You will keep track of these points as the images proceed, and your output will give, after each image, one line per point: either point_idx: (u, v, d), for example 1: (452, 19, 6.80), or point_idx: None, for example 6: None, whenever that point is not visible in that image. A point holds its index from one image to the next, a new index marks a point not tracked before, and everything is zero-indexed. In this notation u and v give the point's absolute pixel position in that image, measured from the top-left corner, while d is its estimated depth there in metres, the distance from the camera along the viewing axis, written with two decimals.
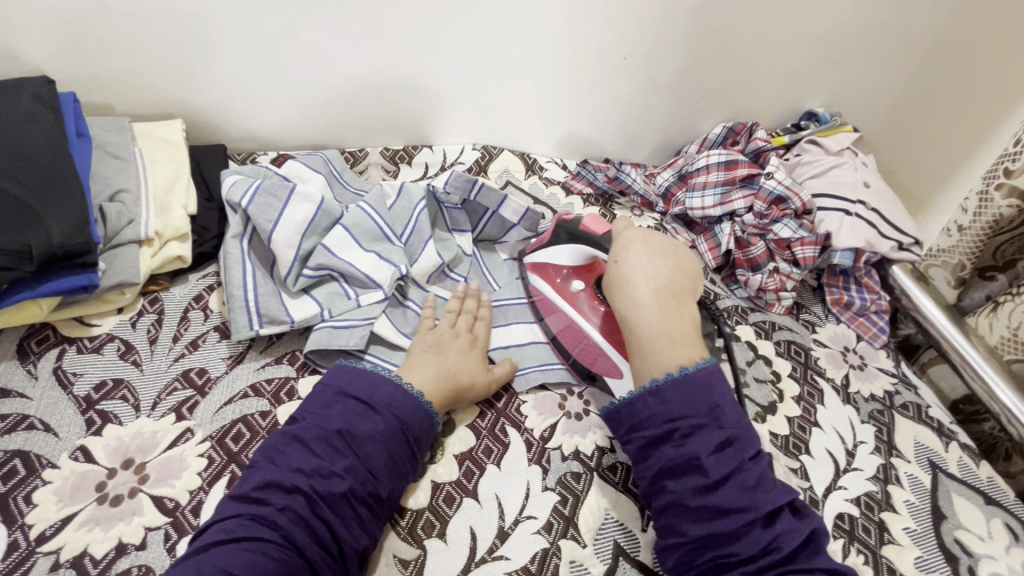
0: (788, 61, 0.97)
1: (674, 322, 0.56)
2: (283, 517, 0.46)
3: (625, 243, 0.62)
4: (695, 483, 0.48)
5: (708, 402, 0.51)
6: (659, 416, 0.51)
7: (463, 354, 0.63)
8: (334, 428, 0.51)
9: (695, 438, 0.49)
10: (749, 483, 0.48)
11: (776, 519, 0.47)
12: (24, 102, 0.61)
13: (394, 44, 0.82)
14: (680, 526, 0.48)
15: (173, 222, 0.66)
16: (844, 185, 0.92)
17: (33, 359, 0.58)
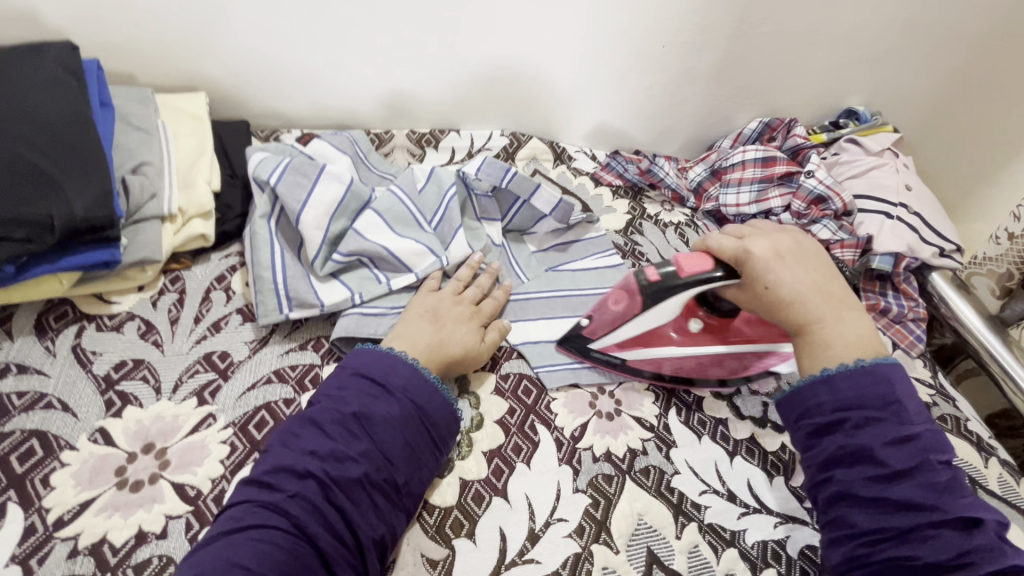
0: (832, 56, 0.93)
1: (857, 326, 0.53)
2: (294, 505, 0.43)
3: (761, 265, 0.56)
4: (838, 445, 0.47)
5: (887, 393, 0.48)
6: (829, 404, 0.49)
7: (457, 324, 0.60)
8: (350, 411, 0.48)
9: (869, 430, 0.47)
10: (937, 483, 0.44)
11: (933, 491, 0.44)
12: (46, 67, 0.58)
13: (427, 22, 0.78)
14: (850, 518, 0.46)
15: (196, 198, 0.64)
16: (884, 187, 0.89)
17: (51, 336, 0.56)
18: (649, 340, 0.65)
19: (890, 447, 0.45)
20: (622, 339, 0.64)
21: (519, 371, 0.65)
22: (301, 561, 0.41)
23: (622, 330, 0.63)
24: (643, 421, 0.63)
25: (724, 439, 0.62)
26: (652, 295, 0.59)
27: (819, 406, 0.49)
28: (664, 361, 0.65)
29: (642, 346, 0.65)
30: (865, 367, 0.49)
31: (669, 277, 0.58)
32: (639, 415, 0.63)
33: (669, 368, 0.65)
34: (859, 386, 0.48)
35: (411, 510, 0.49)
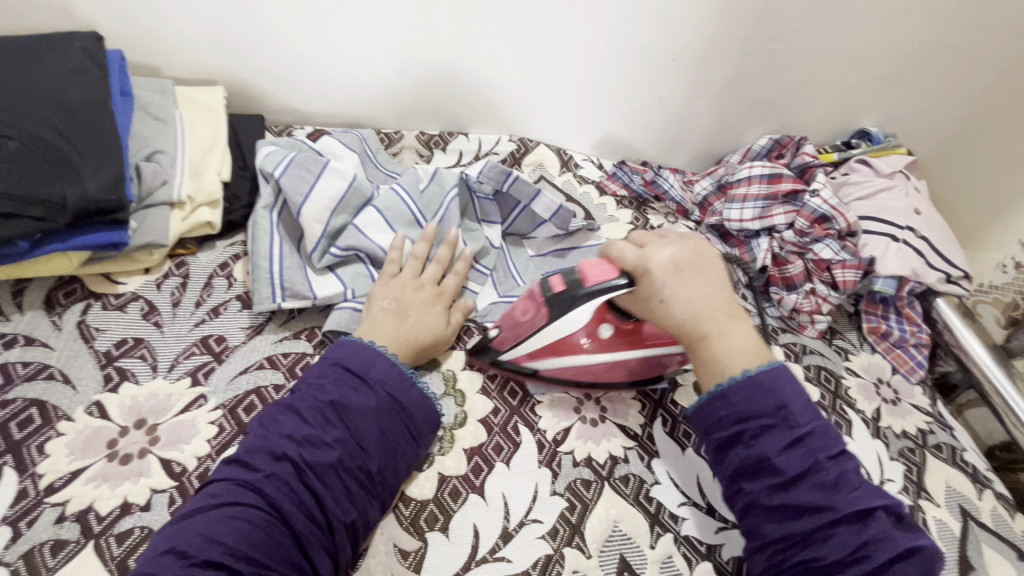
0: (846, 75, 0.92)
1: (739, 339, 0.53)
2: (269, 485, 0.45)
3: (658, 280, 0.54)
4: (738, 458, 0.49)
5: (775, 401, 0.49)
6: (727, 419, 0.50)
7: (420, 309, 0.61)
8: (327, 399, 0.50)
9: (765, 438, 0.48)
10: (828, 481, 0.46)
11: (827, 488, 0.46)
12: (72, 55, 0.61)
13: (440, 27, 0.80)
14: (761, 528, 0.48)
15: (205, 187, 0.66)
16: (893, 209, 0.87)
17: (59, 311, 0.58)
18: (554, 350, 0.61)
19: (783, 454, 0.47)
20: (532, 348, 0.61)
21: (507, 372, 0.65)
22: (275, 539, 0.42)
23: (528, 342, 0.60)
24: (627, 429, 0.63)
25: None
26: (553, 300, 0.58)
27: (718, 419, 0.51)
28: (567, 370, 0.62)
29: (551, 356, 0.61)
30: (752, 377, 0.50)
31: (571, 287, 0.57)
32: (623, 422, 0.63)
33: (571, 377, 0.62)
34: (751, 397, 0.50)
35: (385, 499, 0.51)
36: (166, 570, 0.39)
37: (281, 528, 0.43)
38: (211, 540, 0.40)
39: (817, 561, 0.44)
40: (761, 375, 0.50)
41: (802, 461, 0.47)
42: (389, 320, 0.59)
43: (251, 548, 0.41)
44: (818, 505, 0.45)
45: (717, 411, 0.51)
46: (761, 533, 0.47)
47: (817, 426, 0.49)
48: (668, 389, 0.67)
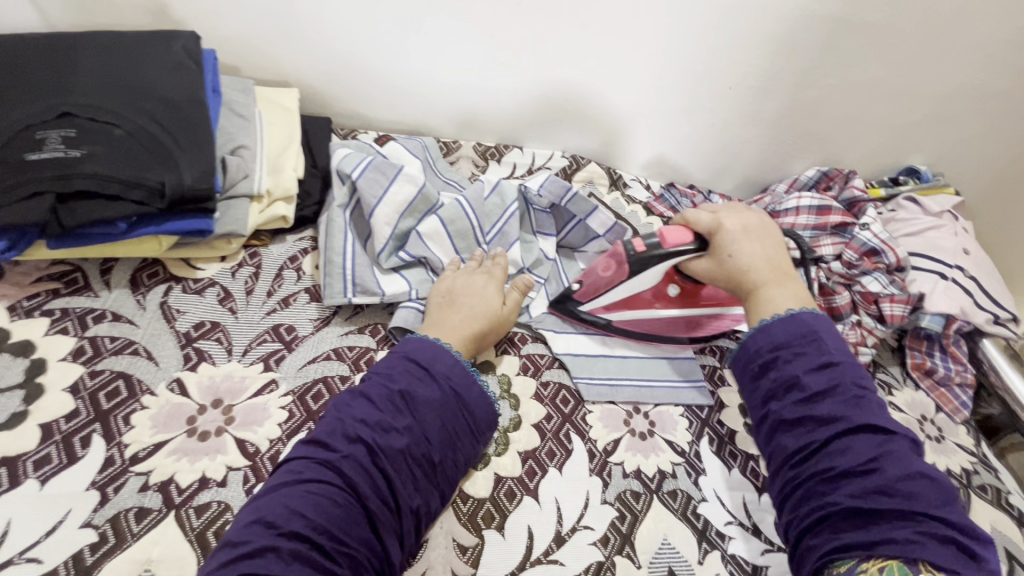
0: (898, 114, 0.94)
1: (793, 289, 0.60)
2: (346, 464, 0.47)
3: (728, 237, 0.64)
4: (771, 380, 0.53)
5: (808, 331, 0.54)
6: (765, 346, 0.55)
7: (478, 299, 0.63)
8: (396, 389, 0.52)
9: (796, 361, 0.53)
10: (849, 398, 0.50)
11: (847, 404, 0.49)
12: (173, 52, 0.65)
13: (507, 45, 0.84)
14: (782, 442, 0.51)
15: (282, 182, 0.69)
16: (941, 247, 0.88)
17: (143, 290, 0.61)
18: (627, 302, 0.72)
19: (811, 372, 0.51)
20: (610, 302, 0.71)
21: (559, 380, 0.67)
22: (353, 519, 0.44)
23: (610, 294, 0.70)
24: (675, 445, 0.64)
25: (755, 474, 0.63)
26: (636, 260, 0.67)
27: (754, 349, 0.55)
28: (640, 321, 0.73)
29: (625, 310, 0.72)
30: (792, 315, 0.56)
31: (653, 248, 0.67)
32: (671, 438, 0.64)
33: (643, 328, 0.73)
34: (791, 330, 0.55)
35: (445, 491, 0.52)
36: (256, 537, 0.42)
37: (357, 508, 0.45)
38: (292, 511, 0.43)
39: (829, 471, 0.47)
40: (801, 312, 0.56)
41: (828, 379, 0.50)
42: (447, 311, 0.62)
43: (331, 520, 0.43)
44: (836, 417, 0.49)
45: (758, 343, 0.56)
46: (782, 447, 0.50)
47: (846, 361, 0.53)
48: (715, 410, 0.68)
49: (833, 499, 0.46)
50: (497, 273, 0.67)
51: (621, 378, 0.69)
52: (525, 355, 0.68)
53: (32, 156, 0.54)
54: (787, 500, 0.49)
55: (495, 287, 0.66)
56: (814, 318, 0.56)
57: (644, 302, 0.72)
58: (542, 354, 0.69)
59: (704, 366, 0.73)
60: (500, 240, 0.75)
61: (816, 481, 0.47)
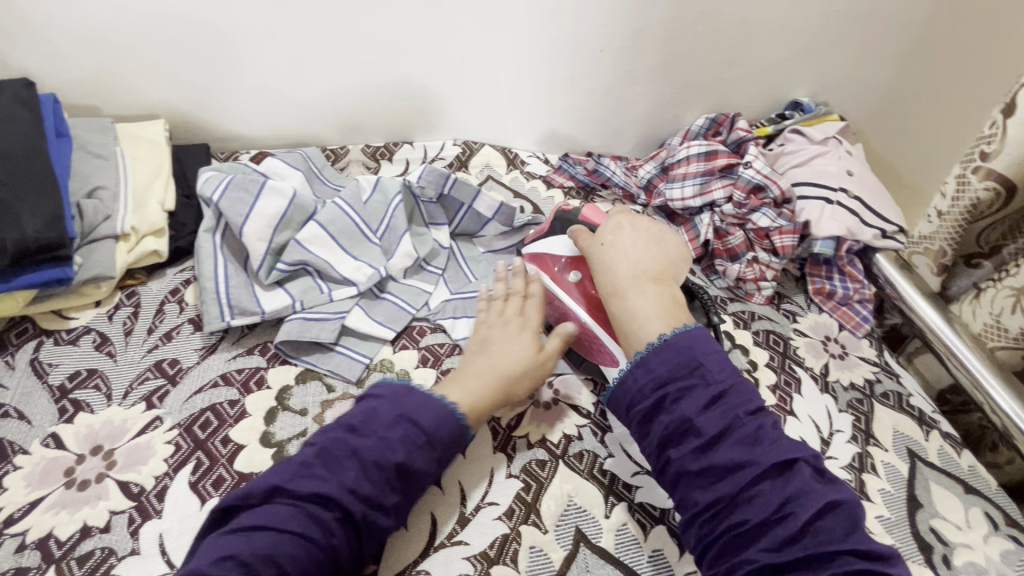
0: (770, 51, 0.96)
1: (647, 296, 0.60)
2: (337, 530, 0.45)
3: (611, 231, 0.67)
4: (663, 425, 0.52)
5: (689, 360, 0.53)
6: (648, 385, 0.53)
7: (518, 351, 0.60)
8: (394, 463, 0.48)
9: (685, 400, 0.52)
10: (748, 437, 0.50)
11: (748, 445, 0.49)
12: (5, 104, 0.63)
13: (369, 43, 0.83)
14: (693, 497, 0.49)
15: (148, 217, 0.68)
16: (826, 173, 0.91)
17: (12, 350, 0.60)
18: (536, 264, 0.72)
19: (703, 413, 0.51)
20: (534, 249, 0.73)
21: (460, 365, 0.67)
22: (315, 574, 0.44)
23: (539, 242, 0.73)
24: (579, 408, 0.65)
25: None
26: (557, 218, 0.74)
27: (640, 390, 0.54)
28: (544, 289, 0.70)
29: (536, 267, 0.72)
30: (665, 342, 0.55)
31: (569, 216, 0.73)
32: (575, 403, 0.65)
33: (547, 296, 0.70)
34: (671, 359, 0.54)
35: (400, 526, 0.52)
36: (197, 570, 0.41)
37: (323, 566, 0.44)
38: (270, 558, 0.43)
39: (744, 523, 0.47)
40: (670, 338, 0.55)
41: (721, 420, 0.50)
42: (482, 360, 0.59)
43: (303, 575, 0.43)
44: (741, 461, 0.49)
45: (637, 379, 0.54)
46: (692, 500, 0.49)
47: (733, 384, 0.53)
48: None
49: (750, 553, 0.46)
50: (530, 319, 0.63)
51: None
52: (424, 348, 0.68)
53: None
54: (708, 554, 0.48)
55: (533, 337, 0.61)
56: (689, 339, 0.55)
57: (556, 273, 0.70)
58: (442, 344, 0.69)
59: None
60: (388, 235, 0.74)
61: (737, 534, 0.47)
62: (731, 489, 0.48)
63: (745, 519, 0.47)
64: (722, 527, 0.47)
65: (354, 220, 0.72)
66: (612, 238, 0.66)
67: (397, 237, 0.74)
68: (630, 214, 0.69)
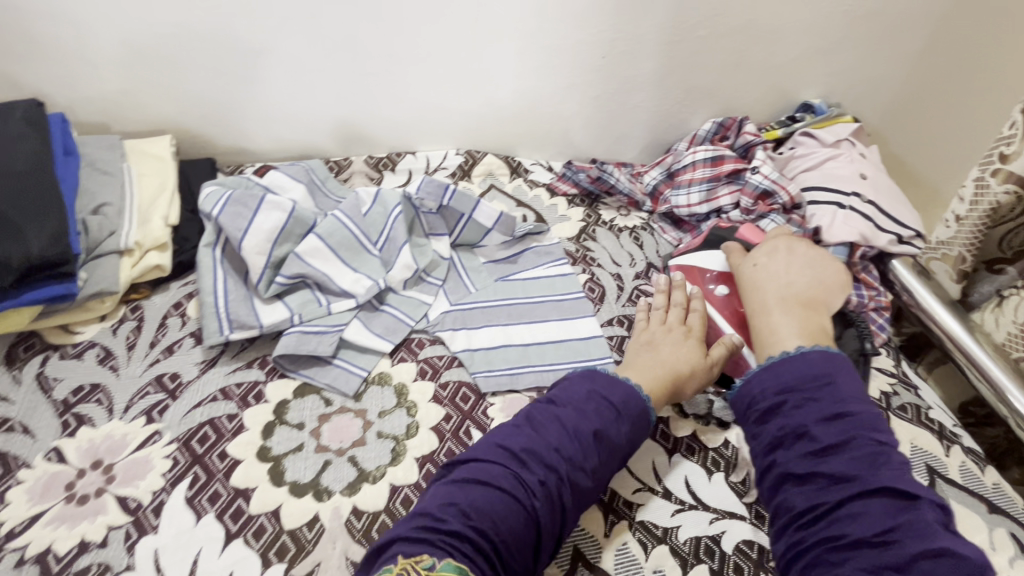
0: (778, 53, 0.94)
1: (794, 317, 0.59)
2: (542, 494, 0.47)
3: (755, 254, 0.68)
4: (773, 430, 0.50)
5: (820, 374, 0.51)
6: (770, 389, 0.51)
7: (681, 349, 0.62)
8: (589, 433, 0.51)
9: (804, 410, 0.49)
10: (863, 456, 0.45)
11: (864, 463, 0.45)
12: (13, 123, 0.65)
13: (369, 55, 0.83)
14: (790, 501, 0.46)
15: (152, 232, 0.69)
16: (838, 177, 0.88)
17: (19, 365, 0.61)
18: (685, 275, 0.74)
19: (820, 422, 0.48)
20: (683, 262, 0.76)
21: (458, 379, 0.66)
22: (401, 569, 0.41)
23: (692, 255, 0.76)
24: None
25: (664, 437, 0.63)
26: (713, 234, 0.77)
27: (759, 392, 0.52)
28: None
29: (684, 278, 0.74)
30: (802, 354, 0.53)
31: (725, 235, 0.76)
32: None
33: None
34: (810, 366, 0.52)
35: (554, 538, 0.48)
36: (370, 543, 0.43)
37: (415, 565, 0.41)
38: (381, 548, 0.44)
39: (840, 538, 0.42)
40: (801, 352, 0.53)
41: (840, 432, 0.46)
42: (665, 352, 0.62)
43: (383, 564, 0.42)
44: (846, 475, 0.45)
45: (762, 382, 0.52)
46: (790, 505, 0.46)
47: (862, 410, 0.49)
48: None
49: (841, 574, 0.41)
50: (695, 324, 0.66)
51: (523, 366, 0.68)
52: (422, 360, 0.68)
53: None
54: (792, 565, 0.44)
55: (696, 342, 0.64)
56: (826, 360, 0.52)
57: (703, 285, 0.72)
58: (440, 356, 0.68)
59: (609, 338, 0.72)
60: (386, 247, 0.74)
61: (825, 548, 0.43)
62: (835, 501, 0.44)
63: (843, 534, 0.43)
64: (812, 541, 0.44)
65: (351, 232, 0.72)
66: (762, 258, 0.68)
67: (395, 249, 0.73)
68: (793, 239, 0.69)
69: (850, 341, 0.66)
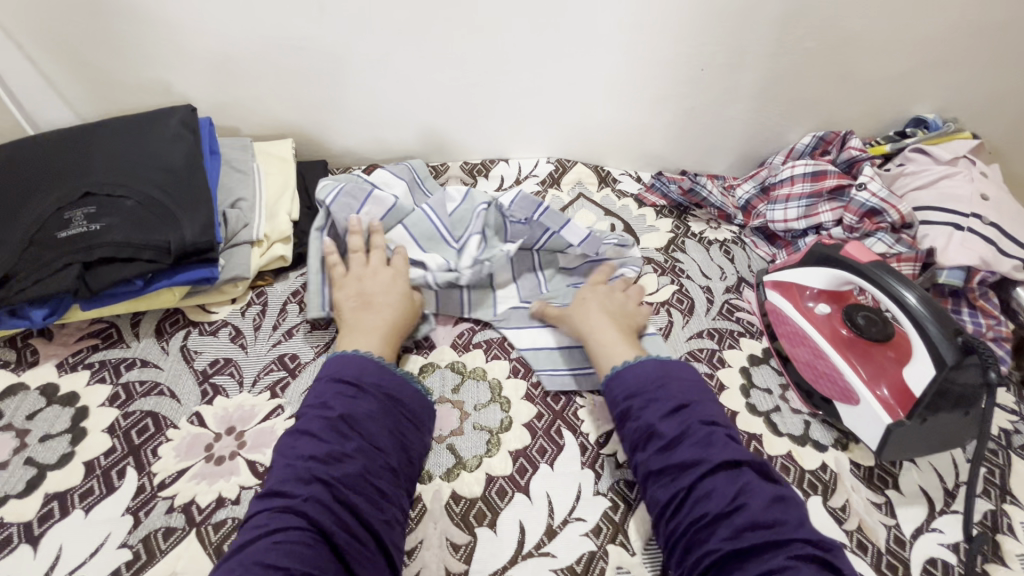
0: (890, 65, 0.90)
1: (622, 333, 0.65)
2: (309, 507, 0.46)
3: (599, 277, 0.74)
4: (631, 433, 0.54)
5: (657, 377, 0.56)
6: (620, 395, 0.57)
7: (389, 301, 0.66)
8: (335, 414, 0.52)
9: (649, 411, 0.54)
10: (702, 438, 0.51)
11: (702, 446, 0.51)
12: (173, 126, 0.74)
13: (472, 68, 0.87)
14: (656, 495, 0.51)
15: (278, 226, 0.76)
16: (955, 197, 0.83)
17: (167, 337, 0.68)
18: (781, 292, 0.74)
19: (664, 419, 0.53)
20: (779, 278, 0.75)
21: (549, 379, 0.68)
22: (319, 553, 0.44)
23: (788, 270, 0.74)
24: None
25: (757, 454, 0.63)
26: (812, 249, 0.71)
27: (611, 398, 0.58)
28: (782, 319, 0.72)
29: (781, 295, 0.74)
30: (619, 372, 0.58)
31: (831, 248, 0.68)
32: None
33: (784, 325, 0.72)
34: (639, 379, 0.57)
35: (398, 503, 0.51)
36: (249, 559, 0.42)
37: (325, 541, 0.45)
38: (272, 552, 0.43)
39: (704, 516, 0.47)
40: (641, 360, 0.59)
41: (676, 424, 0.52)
42: (364, 309, 0.65)
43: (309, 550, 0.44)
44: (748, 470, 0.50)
45: (614, 390, 0.58)
46: (656, 500, 0.51)
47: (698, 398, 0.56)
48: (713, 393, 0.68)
49: (713, 544, 0.46)
50: (400, 264, 0.71)
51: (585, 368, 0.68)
52: (515, 359, 0.70)
53: (62, 234, 0.63)
54: (675, 557, 0.48)
55: (403, 283, 0.69)
56: (683, 370, 0.58)
57: (801, 301, 0.71)
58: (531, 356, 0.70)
59: (699, 352, 0.73)
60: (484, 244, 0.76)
61: (693, 528, 0.47)
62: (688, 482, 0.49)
63: (704, 513, 0.48)
64: (683, 521, 0.48)
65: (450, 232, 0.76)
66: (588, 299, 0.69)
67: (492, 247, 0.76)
68: (884, 263, 0.62)
69: (969, 372, 0.55)
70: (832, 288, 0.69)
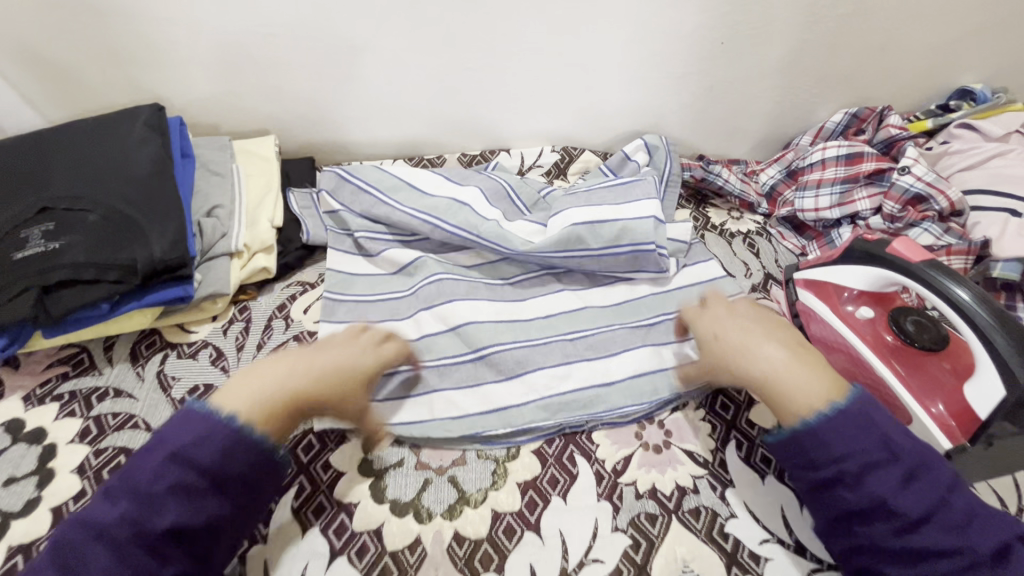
0: (934, 31, 0.80)
1: (807, 378, 0.51)
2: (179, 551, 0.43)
3: (707, 323, 0.60)
4: (839, 501, 0.46)
5: (861, 418, 0.47)
6: (821, 458, 0.47)
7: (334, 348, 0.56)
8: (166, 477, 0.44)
9: (870, 477, 0.45)
10: (865, 475, 0.45)
11: (894, 481, 0.44)
12: (138, 129, 0.67)
13: (470, 50, 0.78)
14: (845, 545, 0.46)
15: (259, 235, 0.70)
16: (1010, 178, 0.74)
17: (142, 361, 0.63)
18: (816, 293, 0.66)
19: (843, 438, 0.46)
20: (810, 277, 0.67)
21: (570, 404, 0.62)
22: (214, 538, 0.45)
23: (817, 268, 0.66)
24: (695, 455, 0.58)
25: None
26: (854, 245, 0.62)
27: (794, 462, 0.49)
28: (818, 324, 0.66)
29: (815, 297, 0.66)
30: (836, 409, 0.48)
31: (869, 245, 0.60)
32: (691, 448, 0.59)
33: (822, 332, 0.65)
34: (839, 429, 0.47)
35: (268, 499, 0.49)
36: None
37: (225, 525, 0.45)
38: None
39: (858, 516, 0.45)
40: (814, 424, 0.48)
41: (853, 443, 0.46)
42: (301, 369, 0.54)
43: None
44: (883, 494, 0.44)
45: (806, 449, 0.48)
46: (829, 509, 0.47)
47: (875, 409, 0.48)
48: (743, 409, 0.61)
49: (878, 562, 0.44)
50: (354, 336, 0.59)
51: (438, 387, 0.60)
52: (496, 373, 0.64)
53: (16, 255, 0.57)
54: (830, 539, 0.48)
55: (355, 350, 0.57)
56: (856, 423, 0.47)
57: (838, 304, 0.64)
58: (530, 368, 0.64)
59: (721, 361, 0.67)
60: (458, 215, 0.70)
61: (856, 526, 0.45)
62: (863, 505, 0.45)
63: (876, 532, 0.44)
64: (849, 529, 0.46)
65: (451, 197, 0.72)
66: (707, 314, 0.61)
67: (470, 221, 0.70)
68: (945, 269, 0.53)
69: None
70: (875, 290, 0.61)
